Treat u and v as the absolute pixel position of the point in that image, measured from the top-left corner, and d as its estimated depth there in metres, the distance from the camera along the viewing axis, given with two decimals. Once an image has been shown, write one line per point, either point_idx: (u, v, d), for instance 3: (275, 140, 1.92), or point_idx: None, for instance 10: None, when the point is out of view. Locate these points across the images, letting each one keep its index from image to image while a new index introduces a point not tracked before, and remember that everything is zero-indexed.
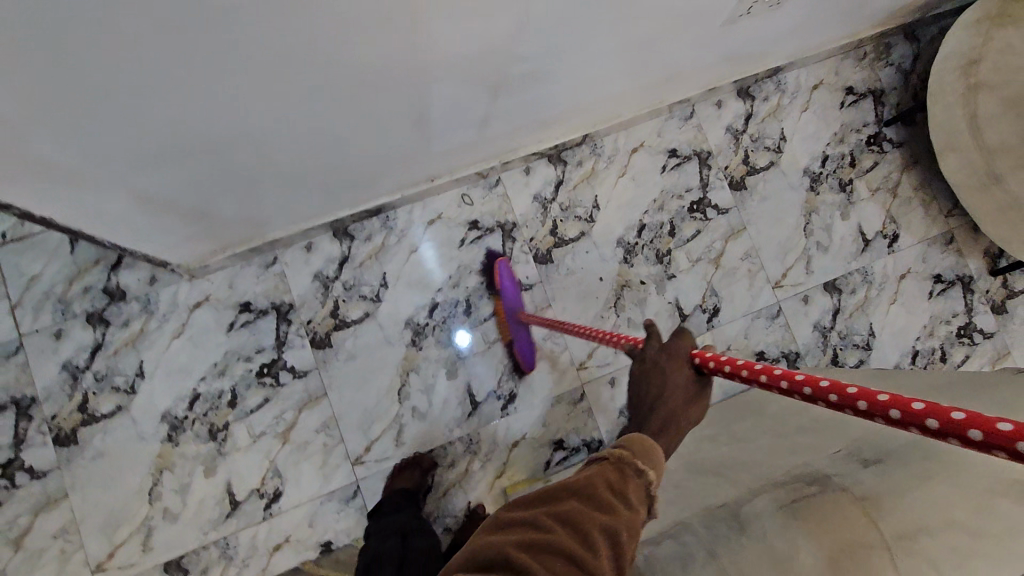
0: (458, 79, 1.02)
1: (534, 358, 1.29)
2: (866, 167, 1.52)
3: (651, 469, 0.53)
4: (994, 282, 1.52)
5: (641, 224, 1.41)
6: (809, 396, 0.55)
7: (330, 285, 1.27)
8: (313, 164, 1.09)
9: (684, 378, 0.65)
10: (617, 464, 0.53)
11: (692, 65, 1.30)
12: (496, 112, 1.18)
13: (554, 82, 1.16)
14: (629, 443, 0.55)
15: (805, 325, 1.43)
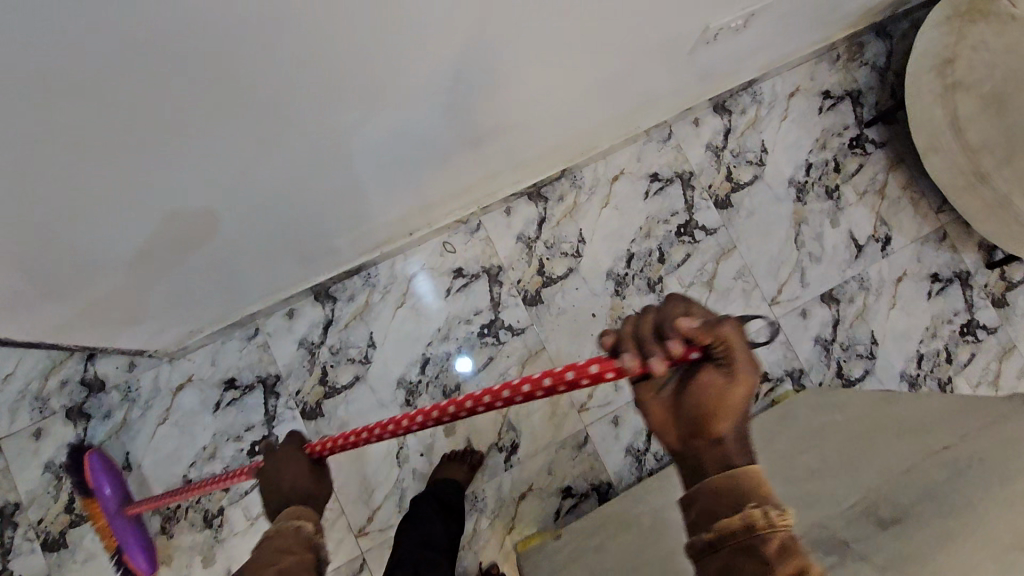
0: (424, 130, 0.98)
1: (148, 562, 1.09)
2: (851, 171, 1.49)
3: (309, 520, 0.67)
4: (992, 275, 1.50)
5: (629, 254, 1.37)
6: (455, 412, 0.64)
7: (316, 351, 1.23)
8: (283, 234, 1.05)
9: (302, 467, 0.77)
10: (280, 529, 0.64)
11: (664, 89, 1.27)
12: (467, 160, 1.15)
13: (523, 123, 1.13)
14: (288, 515, 0.67)
15: (805, 340, 1.40)
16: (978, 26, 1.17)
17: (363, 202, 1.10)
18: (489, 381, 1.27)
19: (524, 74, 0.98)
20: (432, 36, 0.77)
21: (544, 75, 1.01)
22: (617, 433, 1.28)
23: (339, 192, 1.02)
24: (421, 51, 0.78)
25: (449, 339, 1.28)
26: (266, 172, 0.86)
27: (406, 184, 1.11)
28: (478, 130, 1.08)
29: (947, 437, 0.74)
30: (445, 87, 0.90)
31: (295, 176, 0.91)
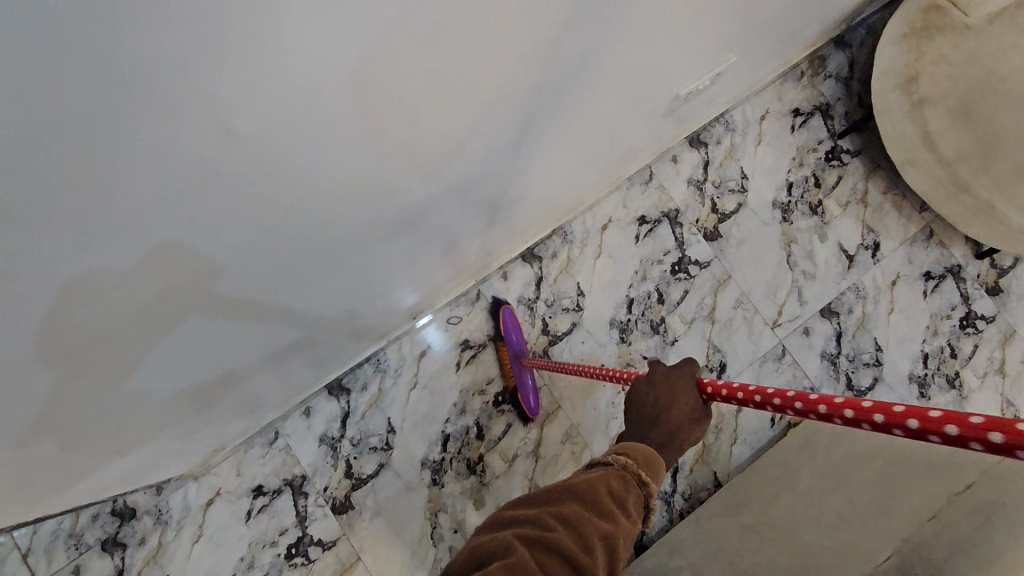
0: (415, 215, 1.02)
1: None
2: (831, 184, 1.53)
3: (652, 483, 0.63)
4: (983, 264, 1.53)
5: (629, 299, 1.40)
6: (780, 407, 0.62)
7: (338, 445, 1.25)
8: (292, 340, 1.08)
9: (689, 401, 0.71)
10: (621, 476, 0.61)
11: (636, 135, 1.32)
12: (461, 236, 1.19)
13: (511, 191, 1.17)
14: (638, 455, 0.64)
15: (812, 358, 1.42)
16: (935, 42, 1.25)
17: (365, 296, 1.12)
18: (513, 446, 1.29)
19: (501, 146, 1.02)
20: (402, 126, 0.79)
21: (522, 141, 1.05)
22: None
23: (339, 290, 1.05)
24: (401, 142, 0.82)
25: (466, 412, 1.29)
26: (259, 284, 0.88)
27: (404, 267, 1.14)
28: (468, 206, 1.11)
29: (970, 471, 0.80)
30: (425, 170, 0.93)
31: (293, 282, 0.94)
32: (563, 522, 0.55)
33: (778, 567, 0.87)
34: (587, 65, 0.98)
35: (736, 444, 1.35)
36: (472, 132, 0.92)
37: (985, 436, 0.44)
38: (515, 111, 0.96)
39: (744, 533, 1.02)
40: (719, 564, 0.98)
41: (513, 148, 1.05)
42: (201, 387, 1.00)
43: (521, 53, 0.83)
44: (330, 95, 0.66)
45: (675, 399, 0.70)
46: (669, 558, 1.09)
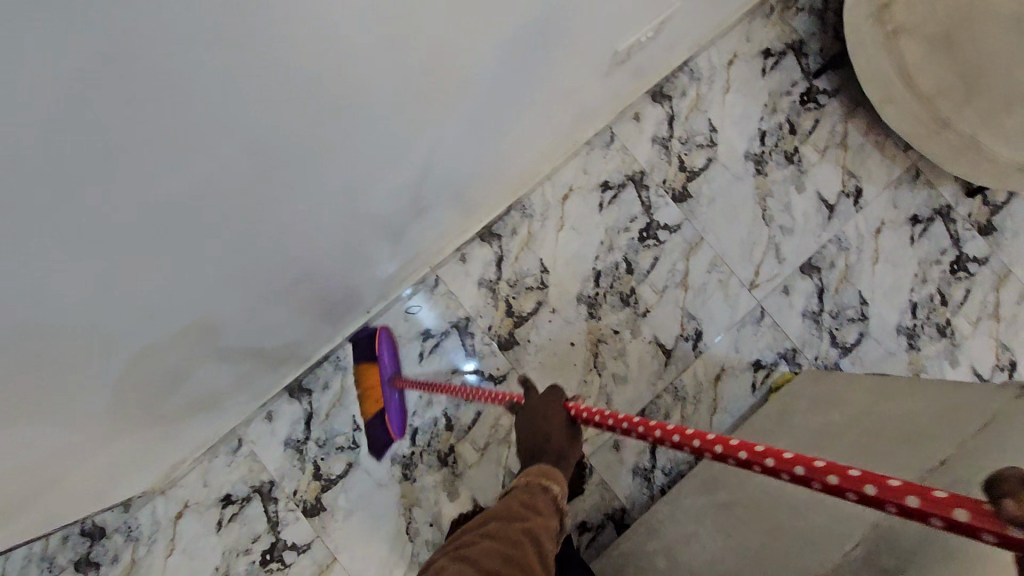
0: (349, 214, 0.94)
1: None
2: (807, 129, 1.43)
3: (554, 484, 0.70)
4: (974, 202, 1.44)
5: (596, 272, 1.33)
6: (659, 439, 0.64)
7: (303, 448, 1.22)
8: (239, 352, 1.03)
9: (561, 420, 0.81)
10: (528, 487, 0.69)
11: (591, 94, 1.23)
12: (408, 224, 1.12)
13: (456, 172, 1.09)
14: (533, 472, 0.72)
15: (793, 317, 1.35)
16: None
17: (308, 299, 1.06)
18: (483, 434, 1.25)
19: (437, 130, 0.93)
20: (308, 125, 0.70)
21: (461, 122, 0.97)
22: (620, 457, 1.26)
23: (282, 297, 0.99)
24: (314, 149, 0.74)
25: (432, 404, 1.25)
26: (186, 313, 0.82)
27: (351, 264, 1.08)
28: (412, 193, 1.04)
29: (945, 446, 0.73)
30: (354, 165, 0.84)
31: (223, 300, 0.87)
32: (488, 533, 0.59)
33: (749, 553, 0.82)
34: (527, 34, 0.89)
35: (717, 413, 1.30)
36: (401, 122, 0.84)
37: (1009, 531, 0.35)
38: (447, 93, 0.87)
39: (718, 511, 0.98)
40: (691, 547, 0.94)
41: (456, 131, 0.98)
42: (145, 410, 0.95)
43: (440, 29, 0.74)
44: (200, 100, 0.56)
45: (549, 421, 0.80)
46: (645, 539, 1.06)
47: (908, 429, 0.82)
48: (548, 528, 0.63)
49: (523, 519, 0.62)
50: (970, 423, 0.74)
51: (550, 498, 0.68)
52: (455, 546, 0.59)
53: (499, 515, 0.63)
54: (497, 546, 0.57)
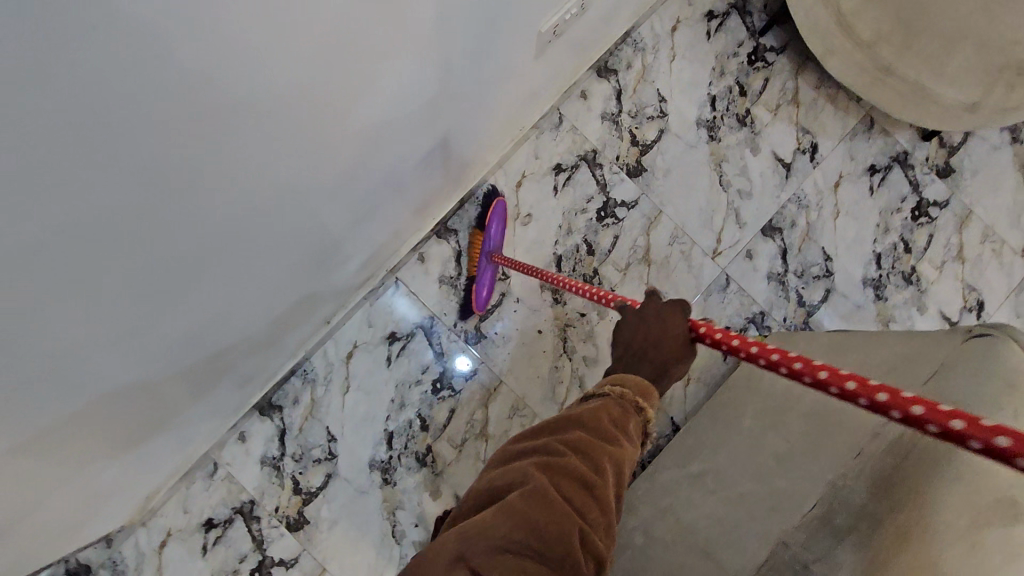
0: (300, 242, 0.92)
1: None
2: (758, 89, 1.41)
3: (649, 406, 0.63)
4: (931, 146, 1.43)
5: (557, 257, 1.31)
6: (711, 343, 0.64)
7: (280, 464, 1.21)
8: (206, 385, 1.01)
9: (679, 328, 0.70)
10: (622, 402, 0.62)
11: (531, 77, 1.21)
12: (361, 235, 1.10)
13: (405, 176, 1.07)
14: (630, 381, 0.64)
15: (758, 281, 1.35)
16: None
17: (267, 323, 1.03)
18: (459, 431, 1.25)
19: (381, 143, 0.91)
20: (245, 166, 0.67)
21: (405, 128, 0.95)
22: None
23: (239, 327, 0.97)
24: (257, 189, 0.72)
25: (406, 406, 1.25)
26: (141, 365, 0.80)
27: (309, 284, 1.06)
28: (363, 204, 1.02)
29: None
30: (302, 191, 0.82)
31: (185, 343, 0.86)
32: (573, 447, 0.55)
33: (718, 524, 0.82)
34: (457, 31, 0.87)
35: (690, 384, 1.30)
36: (345, 142, 0.82)
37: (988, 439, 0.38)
38: (384, 107, 0.85)
39: (691, 484, 0.98)
40: (665, 522, 0.94)
41: (401, 138, 0.96)
42: (120, 454, 0.94)
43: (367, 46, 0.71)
44: (130, 177, 0.54)
45: (665, 332, 0.67)
46: (625, 518, 1.06)
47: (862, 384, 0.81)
48: (633, 456, 0.59)
49: (611, 443, 0.57)
50: (917, 373, 0.74)
51: (642, 420, 0.62)
52: (538, 446, 0.57)
53: (588, 425, 0.58)
54: (578, 471, 0.53)
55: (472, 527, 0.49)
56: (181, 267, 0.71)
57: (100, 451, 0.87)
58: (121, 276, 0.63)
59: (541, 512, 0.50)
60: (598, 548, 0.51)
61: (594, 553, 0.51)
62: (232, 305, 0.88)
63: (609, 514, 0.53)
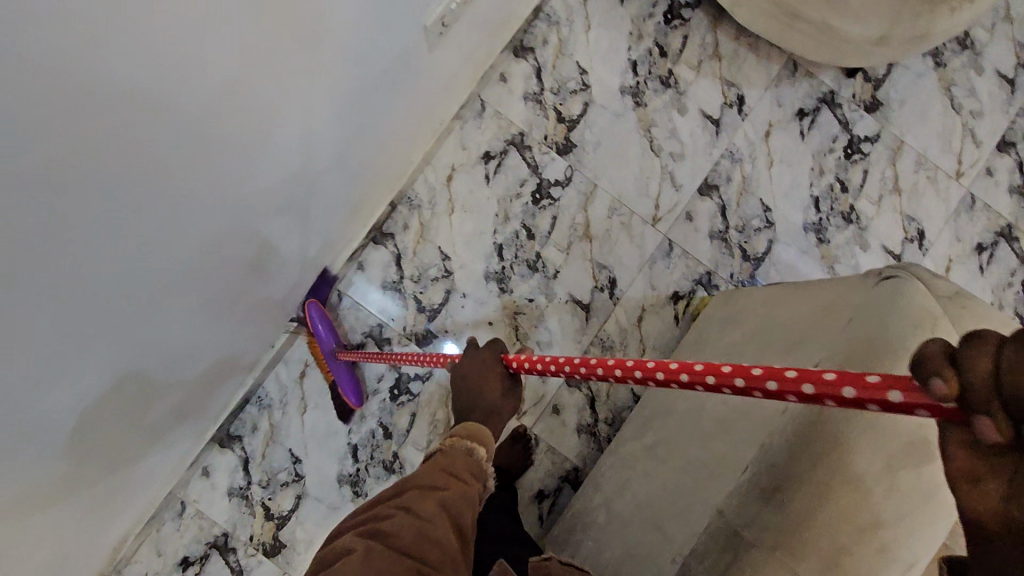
0: (226, 275, 0.90)
1: None
2: (678, 48, 1.39)
3: (479, 450, 0.71)
4: (856, 82, 1.43)
5: (497, 247, 1.30)
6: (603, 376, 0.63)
7: (248, 493, 1.20)
8: (157, 428, 0.99)
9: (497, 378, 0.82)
10: (452, 453, 0.69)
11: (456, 69, 1.18)
12: (294, 255, 1.07)
13: (332, 191, 1.05)
14: (458, 434, 0.73)
15: (701, 241, 1.35)
16: None
17: (210, 357, 1.01)
18: (423, 434, 1.24)
19: (296, 167, 0.89)
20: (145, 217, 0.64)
21: (323, 147, 0.92)
22: (562, 420, 1.27)
23: (186, 368, 0.95)
24: (163, 236, 0.70)
25: (366, 417, 1.24)
26: (86, 426, 0.78)
27: (248, 313, 1.04)
28: (290, 230, 0.99)
29: (816, 348, 0.74)
30: (217, 228, 0.80)
31: (124, 399, 0.84)
32: (404, 504, 0.58)
33: (667, 494, 0.83)
34: (366, 41, 0.85)
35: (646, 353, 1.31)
36: (257, 170, 0.80)
37: (886, 397, 0.37)
38: (291, 135, 0.82)
39: (647, 455, 0.99)
40: (626, 496, 0.95)
41: (323, 154, 0.94)
42: (79, 515, 0.92)
43: (254, 82, 0.68)
44: (12, 254, 0.51)
45: (484, 379, 0.82)
46: (592, 495, 1.07)
47: (788, 336, 0.82)
48: (471, 493, 0.64)
49: (444, 488, 0.61)
50: (837, 317, 0.75)
51: (476, 463, 0.70)
52: (370, 515, 0.58)
53: (420, 481, 0.62)
54: (411, 521, 0.56)
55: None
56: (98, 326, 0.68)
57: (54, 518, 0.85)
58: (32, 351, 0.60)
59: (374, 568, 0.50)
60: None
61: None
62: (164, 352, 0.86)
63: (450, 551, 0.55)
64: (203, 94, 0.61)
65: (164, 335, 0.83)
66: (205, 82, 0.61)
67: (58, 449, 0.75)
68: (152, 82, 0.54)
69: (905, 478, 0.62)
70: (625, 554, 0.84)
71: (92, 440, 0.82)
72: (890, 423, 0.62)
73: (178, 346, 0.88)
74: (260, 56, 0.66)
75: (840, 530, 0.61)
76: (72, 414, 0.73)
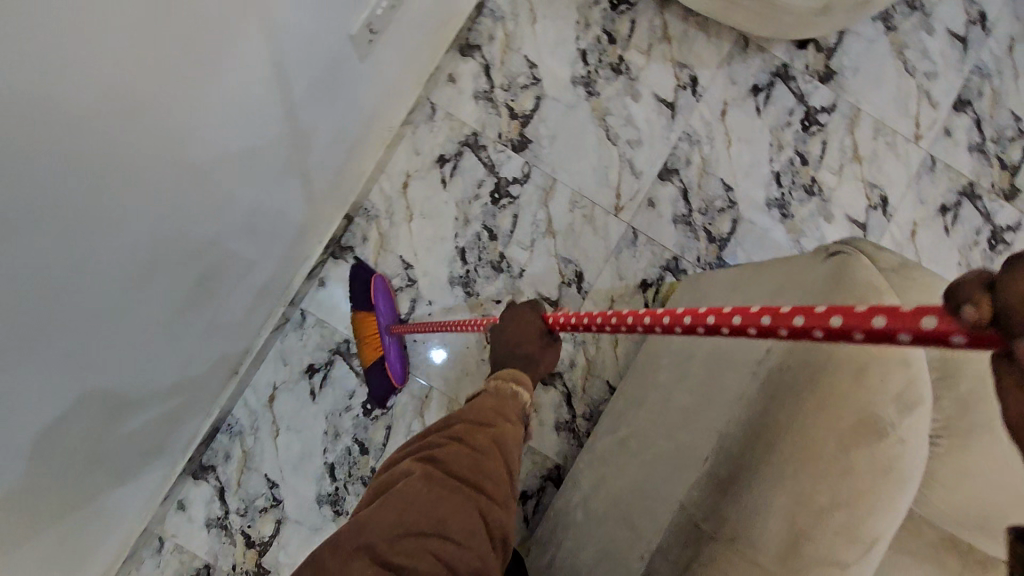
0: (183, 312, 0.88)
1: None
2: (626, 33, 1.38)
3: (523, 390, 0.72)
4: (808, 53, 1.42)
5: (460, 250, 1.28)
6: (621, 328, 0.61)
7: (227, 522, 1.19)
8: (125, 470, 0.97)
9: (536, 329, 0.81)
10: (497, 391, 0.70)
11: (396, 72, 1.15)
12: (252, 281, 1.05)
13: (286, 211, 1.03)
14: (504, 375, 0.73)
15: (665, 227, 1.33)
16: None
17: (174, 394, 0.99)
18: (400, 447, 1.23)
19: (241, 195, 0.86)
20: (80, 265, 0.62)
21: (269, 169, 0.90)
22: (540, 419, 1.26)
23: (149, 408, 0.93)
24: (105, 283, 0.67)
25: (340, 434, 1.22)
26: (45, 481, 0.76)
27: (209, 344, 1.02)
28: (241, 257, 0.97)
29: None
30: (166, 266, 0.78)
31: (84, 448, 0.81)
32: (455, 435, 0.60)
33: (637, 489, 0.82)
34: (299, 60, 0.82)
35: (619, 344, 1.30)
36: (200, 202, 0.77)
37: (920, 325, 0.33)
38: (230, 164, 0.79)
39: (620, 450, 0.98)
40: (601, 493, 0.94)
41: (272, 176, 0.92)
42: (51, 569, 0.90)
43: (182, 118, 0.65)
44: None
45: (520, 333, 0.80)
46: (571, 494, 1.06)
47: None
48: (515, 433, 0.65)
49: (493, 426, 0.62)
50: (788, 297, 0.74)
51: (519, 406, 0.70)
52: (423, 444, 0.61)
53: (468, 415, 0.63)
54: (462, 453, 0.58)
55: (361, 522, 0.52)
56: (42, 384, 0.66)
57: None
58: None
59: (432, 495, 0.53)
60: (492, 515, 0.56)
61: (495, 525, 0.56)
62: (122, 397, 0.83)
63: (502, 488, 0.58)
64: (122, 135, 0.59)
65: (118, 381, 0.80)
66: (121, 125, 0.58)
67: (14, 509, 0.72)
68: (57, 133, 0.51)
69: (862, 457, 0.62)
70: (600, 552, 0.83)
71: (54, 494, 0.79)
72: (843, 402, 0.62)
73: (135, 387, 0.86)
74: (183, 93, 0.63)
75: (799, 514, 0.61)
76: (27, 474, 0.71)
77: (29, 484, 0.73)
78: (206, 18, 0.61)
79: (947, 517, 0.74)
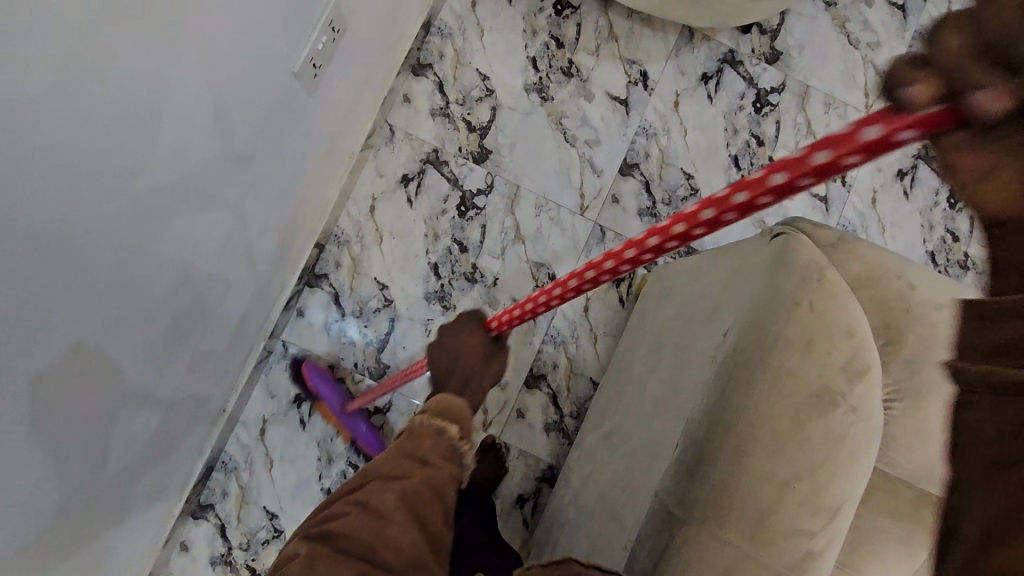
0: (161, 356, 0.89)
1: None
2: (573, 37, 1.40)
3: (452, 425, 0.67)
4: (753, 37, 1.45)
5: (433, 266, 1.31)
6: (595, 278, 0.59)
7: (231, 558, 1.20)
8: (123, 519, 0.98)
9: (479, 339, 0.77)
10: (418, 433, 0.66)
11: (349, 99, 1.17)
12: (227, 320, 1.06)
13: (254, 246, 1.04)
14: (434, 407, 0.69)
15: (633, 221, 1.36)
16: None
17: (162, 439, 1.00)
18: None
19: (205, 238, 0.88)
20: (48, 327, 0.63)
21: (231, 210, 0.92)
22: (529, 422, 1.28)
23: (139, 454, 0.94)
24: (79, 339, 0.69)
25: (334, 459, 1.24)
26: (41, 539, 0.77)
27: (192, 385, 1.03)
28: (215, 298, 0.98)
29: (726, 315, 0.75)
30: (137, 316, 0.79)
31: (78, 502, 0.83)
32: (358, 501, 0.60)
33: (619, 482, 0.84)
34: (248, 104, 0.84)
35: (599, 340, 1.32)
36: (164, 250, 0.79)
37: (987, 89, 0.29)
38: (191, 209, 0.81)
39: (604, 445, 1.00)
40: (589, 489, 0.96)
41: (236, 214, 0.94)
42: None
43: (135, 173, 0.67)
44: None
45: (461, 351, 0.76)
46: (563, 493, 1.08)
47: (702, 307, 0.83)
48: (429, 485, 0.62)
49: (398, 484, 0.61)
50: (738, 283, 0.76)
51: (444, 442, 0.66)
52: (329, 512, 0.61)
53: (377, 475, 0.62)
54: (359, 525, 0.58)
55: None
56: (28, 445, 0.67)
57: None
58: None
59: None
60: None
61: None
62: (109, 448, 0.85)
63: (406, 551, 0.57)
64: (76, 195, 0.60)
65: (102, 433, 0.82)
66: (75, 187, 0.60)
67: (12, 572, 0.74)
68: (12, 204, 0.53)
69: (813, 429, 0.65)
70: (591, 546, 0.85)
71: (52, 551, 0.81)
72: (792, 379, 0.65)
73: (122, 437, 0.87)
74: (131, 148, 0.65)
75: (759, 491, 0.63)
76: (22, 535, 0.72)
77: (24, 543, 0.74)
78: (147, 75, 0.63)
79: (908, 474, 0.78)
